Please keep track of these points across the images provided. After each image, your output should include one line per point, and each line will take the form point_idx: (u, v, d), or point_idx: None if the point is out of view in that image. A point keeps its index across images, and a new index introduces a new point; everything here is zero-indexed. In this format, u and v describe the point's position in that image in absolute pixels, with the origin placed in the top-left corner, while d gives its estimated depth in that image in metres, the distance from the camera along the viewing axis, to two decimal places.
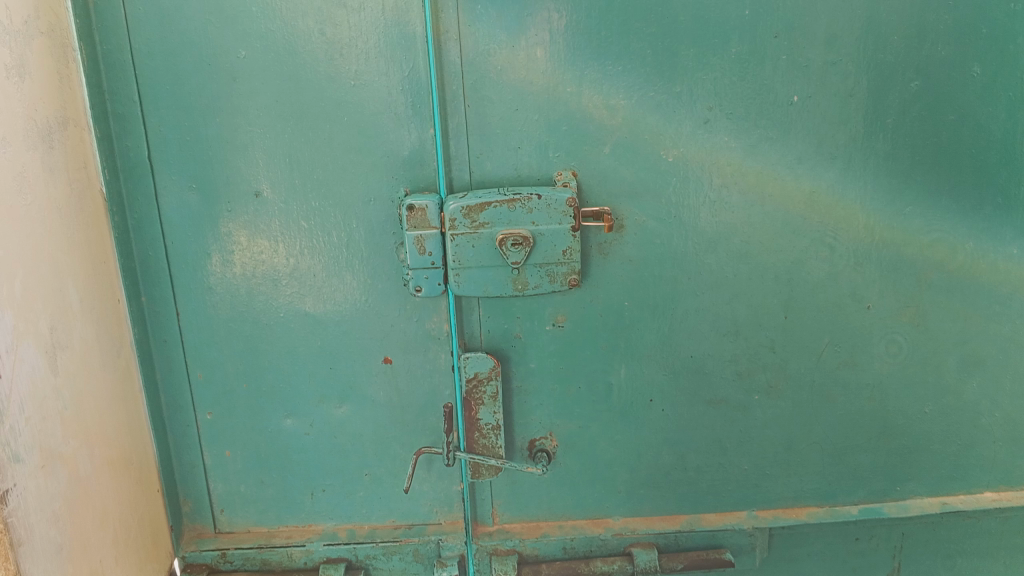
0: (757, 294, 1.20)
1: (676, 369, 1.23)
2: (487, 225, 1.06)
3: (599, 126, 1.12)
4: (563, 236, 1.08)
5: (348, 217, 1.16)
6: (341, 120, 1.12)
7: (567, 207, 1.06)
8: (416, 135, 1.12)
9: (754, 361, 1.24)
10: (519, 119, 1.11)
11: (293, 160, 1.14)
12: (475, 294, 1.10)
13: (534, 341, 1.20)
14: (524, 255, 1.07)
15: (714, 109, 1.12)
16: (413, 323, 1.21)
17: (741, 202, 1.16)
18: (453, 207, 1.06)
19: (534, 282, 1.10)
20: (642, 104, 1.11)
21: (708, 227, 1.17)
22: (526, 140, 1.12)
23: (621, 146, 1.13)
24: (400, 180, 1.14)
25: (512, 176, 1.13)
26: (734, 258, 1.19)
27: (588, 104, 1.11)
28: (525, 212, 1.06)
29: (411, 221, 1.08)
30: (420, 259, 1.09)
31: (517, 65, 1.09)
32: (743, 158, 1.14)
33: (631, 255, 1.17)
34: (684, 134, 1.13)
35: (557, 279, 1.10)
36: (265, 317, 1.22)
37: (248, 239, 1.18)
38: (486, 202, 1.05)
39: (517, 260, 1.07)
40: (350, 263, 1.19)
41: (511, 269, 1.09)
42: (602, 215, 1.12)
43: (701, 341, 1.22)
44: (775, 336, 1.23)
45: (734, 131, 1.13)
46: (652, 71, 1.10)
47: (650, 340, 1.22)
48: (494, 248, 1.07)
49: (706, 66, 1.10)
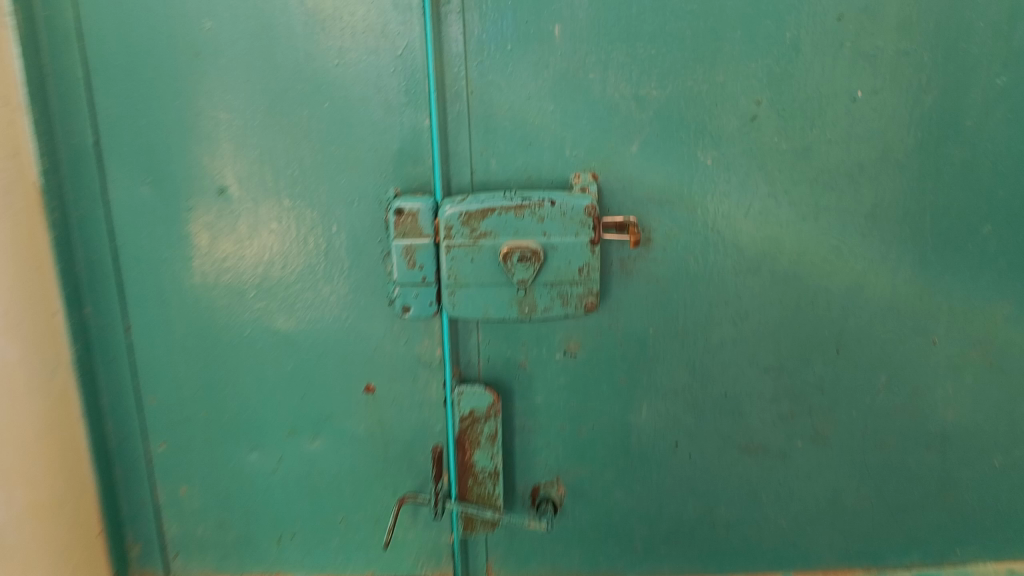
0: (806, 325, 1.03)
1: (707, 409, 1.05)
2: (489, 235, 0.89)
3: (627, 120, 0.94)
4: (580, 251, 0.90)
5: (327, 221, 0.99)
6: (322, 106, 0.95)
7: (586, 216, 0.89)
8: (408, 124, 0.94)
9: (798, 403, 1.06)
10: (531, 110, 0.93)
11: (264, 152, 0.97)
12: (472, 317, 0.92)
13: (542, 372, 1.02)
14: (533, 272, 0.89)
15: (764, 104, 0.94)
16: (401, 346, 1.03)
17: (792, 215, 0.98)
18: (448, 212, 0.88)
19: (544, 304, 0.92)
20: (678, 95, 0.93)
21: (751, 243, 0.98)
22: (538, 135, 0.94)
23: (653, 145, 0.94)
24: (390, 177, 0.97)
25: (521, 176, 0.95)
26: (779, 282, 1.00)
27: (614, 93, 0.93)
28: (534, 221, 0.88)
29: (399, 228, 0.90)
30: (409, 273, 0.92)
31: (530, 45, 0.91)
32: (795, 163, 0.96)
33: (659, 274, 0.99)
34: (727, 132, 0.95)
35: (570, 302, 0.92)
36: (229, 335, 1.05)
37: (212, 243, 1.01)
38: (488, 208, 0.88)
39: (524, 278, 0.89)
40: (328, 275, 1.01)
41: (517, 289, 0.90)
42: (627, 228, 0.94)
43: (737, 377, 1.04)
44: (824, 374, 1.05)
45: (787, 131, 0.95)
46: (692, 56, 0.92)
47: (678, 374, 1.04)
48: (497, 262, 0.89)
49: (754, 52, 0.93)
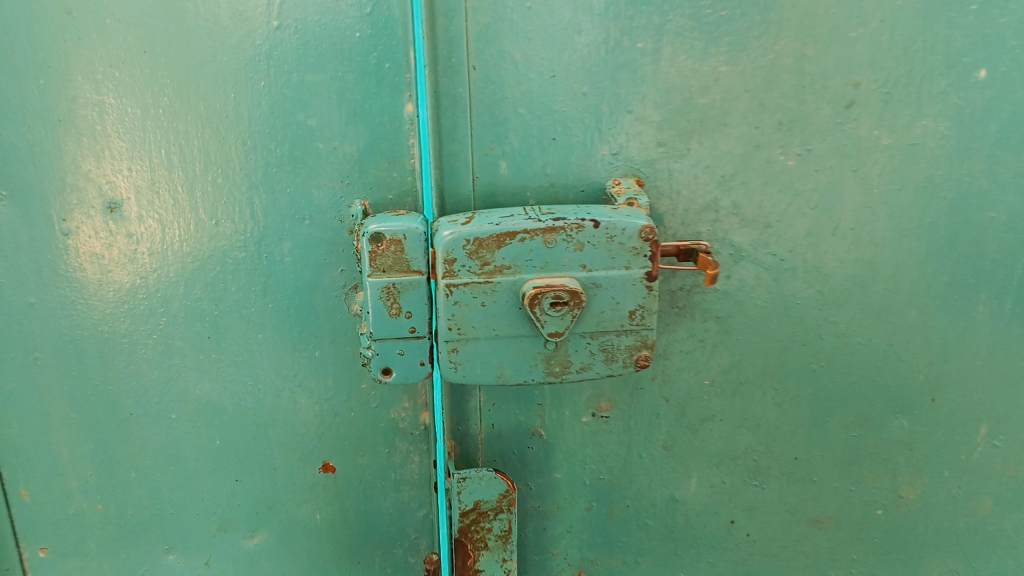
0: (894, 368, 0.80)
1: (771, 476, 0.82)
2: (506, 269, 0.61)
3: (687, 107, 0.68)
4: (631, 289, 0.63)
5: (265, 247, 0.71)
6: (256, 85, 0.66)
7: (642, 242, 0.61)
8: (381, 112, 0.67)
9: (883, 464, 0.84)
10: (558, 91, 0.67)
11: (174, 152, 0.69)
12: (480, 381, 0.65)
13: (563, 442, 0.77)
14: (569, 321, 0.62)
15: (863, 86, 0.69)
16: (371, 411, 0.77)
17: (891, 230, 0.74)
18: (446, 239, 0.60)
19: (581, 361, 0.65)
20: (756, 72, 0.67)
21: (838, 268, 0.75)
22: (568, 127, 0.68)
23: (719, 139, 0.69)
24: (354, 186, 0.69)
25: (541, 183, 0.69)
26: (870, 317, 0.77)
27: (671, 69, 0.67)
28: (570, 249, 0.61)
29: (376, 262, 0.63)
30: (392, 323, 0.65)
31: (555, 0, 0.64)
32: (900, 165, 0.72)
33: (719, 311, 0.74)
34: (817, 123, 0.70)
35: (616, 357, 0.65)
36: (132, 403, 0.77)
37: (103, 279, 0.73)
38: (505, 231, 0.60)
39: (557, 331, 0.62)
40: (269, 321, 0.74)
41: (544, 343, 0.63)
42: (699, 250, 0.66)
43: (809, 436, 0.81)
44: (911, 429, 0.83)
45: (891, 124, 0.70)
46: (774, 18, 0.66)
47: (738, 437, 0.80)
48: (518, 307, 0.62)
49: (853, 15, 0.67)
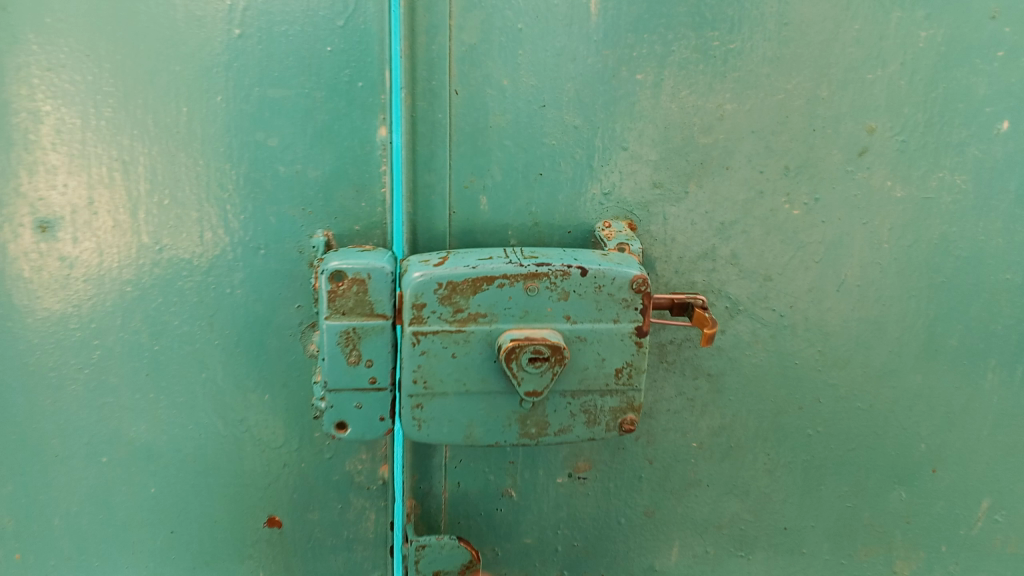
0: (892, 433, 0.73)
1: (758, 548, 0.75)
2: (482, 317, 0.52)
3: (688, 146, 0.62)
4: (619, 345, 0.54)
5: (215, 278, 0.64)
6: (212, 100, 0.60)
7: (634, 294, 0.53)
8: (351, 135, 0.60)
9: (880, 538, 0.76)
10: (547, 122, 0.60)
11: (117, 169, 0.61)
12: (446, 442, 0.56)
13: (535, 503, 0.71)
14: (550, 379, 0.53)
15: (879, 132, 0.63)
16: (324, 462, 0.69)
17: (899, 287, 0.68)
18: (416, 280, 0.51)
19: (560, 423, 0.56)
20: (765, 112, 0.62)
21: (841, 327, 0.68)
22: (556, 162, 0.61)
23: (720, 183, 0.63)
24: (316, 215, 0.62)
25: (524, 222, 0.63)
26: (871, 381, 0.71)
27: (673, 105, 0.61)
28: (554, 298, 0.53)
29: (336, 303, 0.56)
30: (350, 373, 0.58)
31: (550, 22, 0.59)
32: (913, 219, 0.66)
33: (712, 369, 0.68)
34: (827, 170, 0.64)
35: (599, 420, 0.57)
36: (57, 444, 0.68)
37: (30, 306, 0.65)
38: (483, 274, 0.52)
39: (535, 390, 0.53)
40: (217, 360, 0.66)
41: (520, 402, 0.55)
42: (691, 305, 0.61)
43: (801, 507, 0.74)
44: (910, 501, 0.75)
45: (906, 174, 0.65)
46: (787, 55, 0.61)
47: (724, 504, 0.73)
48: (492, 361, 0.53)
49: (871, 56, 0.62)
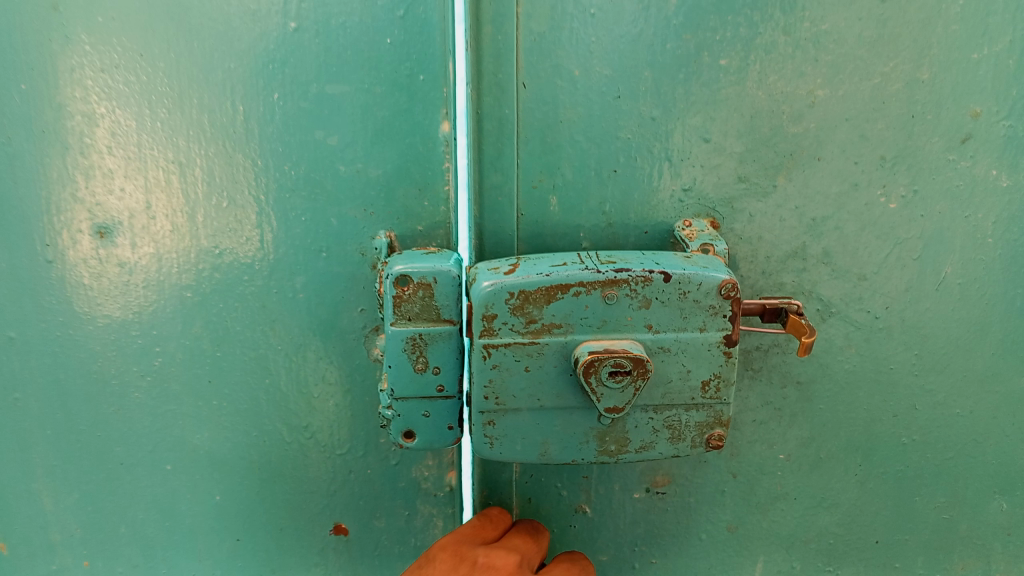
0: (997, 443, 0.67)
1: (847, 562, 0.71)
2: (556, 328, 0.49)
3: (774, 136, 0.57)
4: (706, 356, 0.50)
5: (275, 283, 0.61)
6: (269, 98, 0.57)
7: (722, 301, 0.48)
8: (413, 132, 0.57)
9: (978, 552, 0.71)
10: (622, 114, 0.56)
11: (174, 171, 0.59)
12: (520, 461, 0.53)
13: (610, 517, 0.68)
14: (632, 394, 0.49)
15: (985, 117, 0.58)
16: (390, 468, 0.67)
17: (1006, 284, 0.62)
18: (485, 290, 0.48)
19: (642, 440, 0.52)
20: (859, 98, 0.57)
21: (941, 329, 0.63)
22: (632, 157, 0.57)
23: (811, 175, 0.58)
24: (378, 215, 0.59)
25: (598, 222, 0.59)
26: (973, 386, 0.65)
27: (759, 92, 0.56)
28: (635, 306, 0.48)
29: (401, 310, 0.53)
30: (416, 381, 0.55)
31: (624, 7, 0.54)
32: (1022, 211, 0.60)
33: (800, 376, 0.63)
34: (928, 160, 0.58)
35: (684, 436, 0.52)
36: (122, 451, 0.68)
37: (91, 312, 0.64)
38: (557, 282, 0.48)
39: (617, 407, 0.49)
40: (279, 366, 0.64)
41: (599, 418, 0.51)
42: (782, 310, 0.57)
43: (894, 518, 0.69)
44: (1012, 512, 0.70)
45: (1014, 163, 0.59)
46: (884, 35, 0.56)
47: (811, 518, 0.69)
48: (570, 376, 0.50)
49: (978, 33, 0.56)
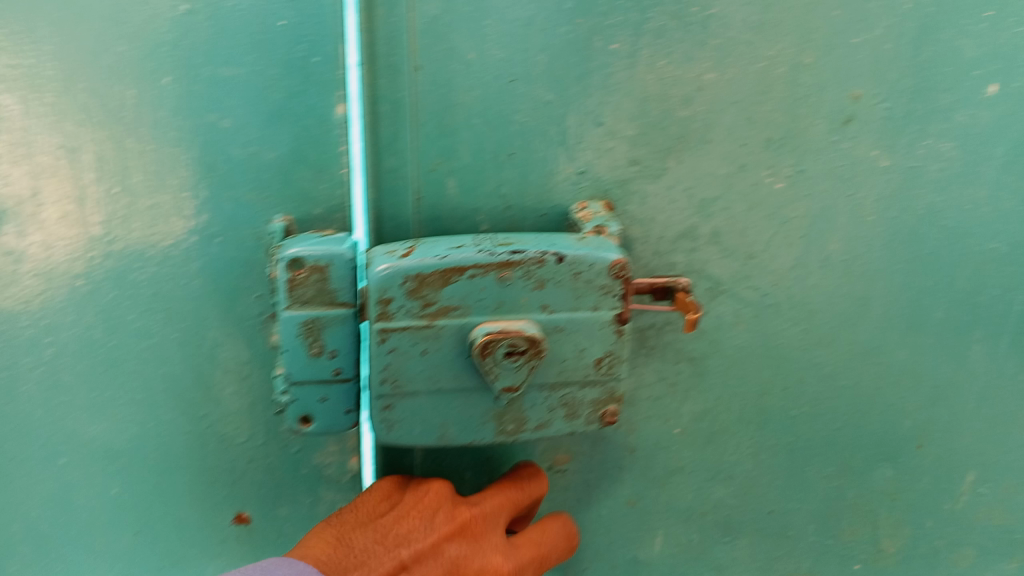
0: (879, 413, 0.71)
1: (743, 531, 0.74)
2: (453, 311, 0.49)
3: (666, 119, 0.59)
4: (599, 335, 0.51)
5: (170, 271, 0.60)
6: (159, 81, 0.55)
7: (613, 280, 0.50)
8: (308, 115, 0.56)
9: (864, 516, 0.75)
10: (517, 97, 0.57)
11: (63, 158, 0.57)
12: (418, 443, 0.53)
13: None
14: (527, 373, 0.50)
15: (865, 101, 0.60)
16: (291, 456, 0.67)
17: (886, 261, 0.65)
18: (381, 274, 0.47)
19: (539, 418, 0.53)
20: (746, 82, 0.59)
21: (826, 304, 0.66)
22: (526, 140, 0.58)
23: (701, 158, 0.60)
24: (274, 199, 0.58)
25: (495, 205, 0.59)
26: (857, 358, 0.68)
27: (650, 76, 0.57)
28: (530, 288, 0.49)
29: (295, 295, 0.53)
30: (312, 365, 0.54)
31: None
32: (899, 190, 0.63)
33: (694, 352, 0.65)
34: (811, 142, 0.61)
35: (580, 413, 0.54)
36: (13, 447, 0.65)
37: None
38: (453, 265, 0.48)
39: (513, 386, 0.50)
40: (176, 354, 0.62)
41: (497, 398, 0.52)
42: (673, 291, 0.59)
43: (786, 488, 0.72)
44: (895, 477, 0.73)
45: (891, 144, 0.62)
46: (768, 20, 0.57)
47: (708, 490, 0.71)
48: (467, 358, 0.50)
49: (858, 19, 0.58)
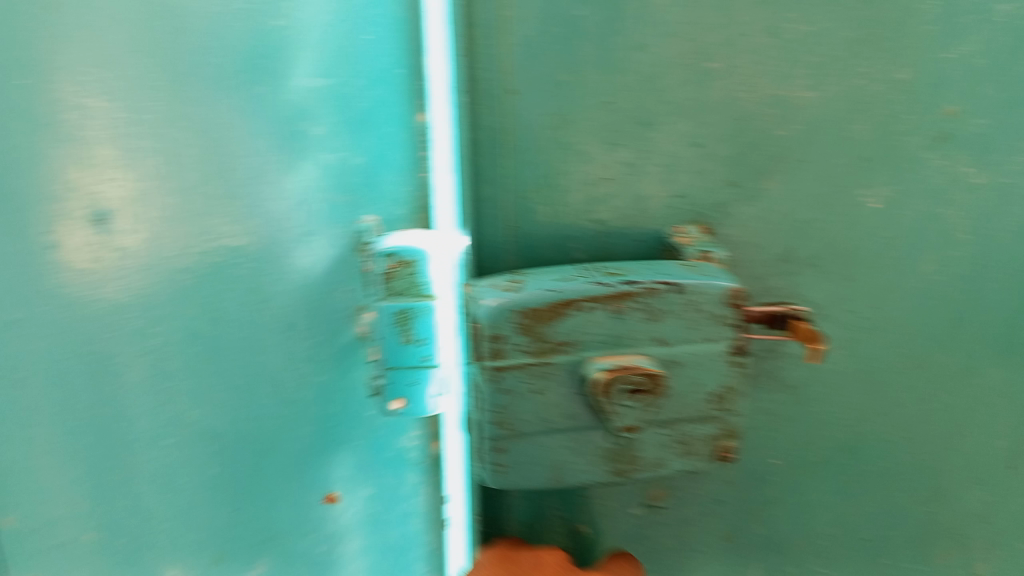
0: (974, 436, 0.67)
1: (840, 562, 0.72)
2: (565, 347, 0.48)
3: (763, 140, 0.57)
4: (715, 366, 0.50)
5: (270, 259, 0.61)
6: (252, 85, 0.57)
7: (728, 309, 0.49)
8: (389, 121, 0.63)
9: (955, 542, 0.71)
10: (613, 121, 0.57)
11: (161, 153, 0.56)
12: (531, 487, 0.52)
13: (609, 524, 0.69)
14: (645, 408, 0.49)
15: (961, 116, 0.57)
16: (376, 443, 0.70)
17: (980, 280, 0.62)
18: (491, 309, 0.47)
19: (657, 459, 0.51)
20: (842, 101, 0.57)
21: (921, 325, 0.63)
22: (628, 165, 0.58)
23: (798, 179, 0.59)
24: (361, 200, 0.64)
25: (590, 230, 0.60)
26: (949, 379, 0.65)
27: (745, 95, 0.56)
28: (643, 321, 0.48)
29: (391, 285, 0.59)
30: (405, 351, 0.60)
31: (615, 12, 0.54)
32: (995, 210, 0.60)
33: (794, 379, 0.65)
34: (905, 158, 0.59)
35: (698, 451, 0.52)
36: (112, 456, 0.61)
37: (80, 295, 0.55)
38: (564, 299, 0.47)
39: (633, 422, 0.49)
40: (270, 346, 0.63)
41: (615, 438, 0.50)
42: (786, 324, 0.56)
43: (880, 515, 0.70)
44: (989, 502, 0.69)
45: (986, 160, 0.59)
46: (864, 36, 0.56)
47: (806, 519, 0.70)
48: (582, 397, 0.49)
49: (954, 32, 0.55)
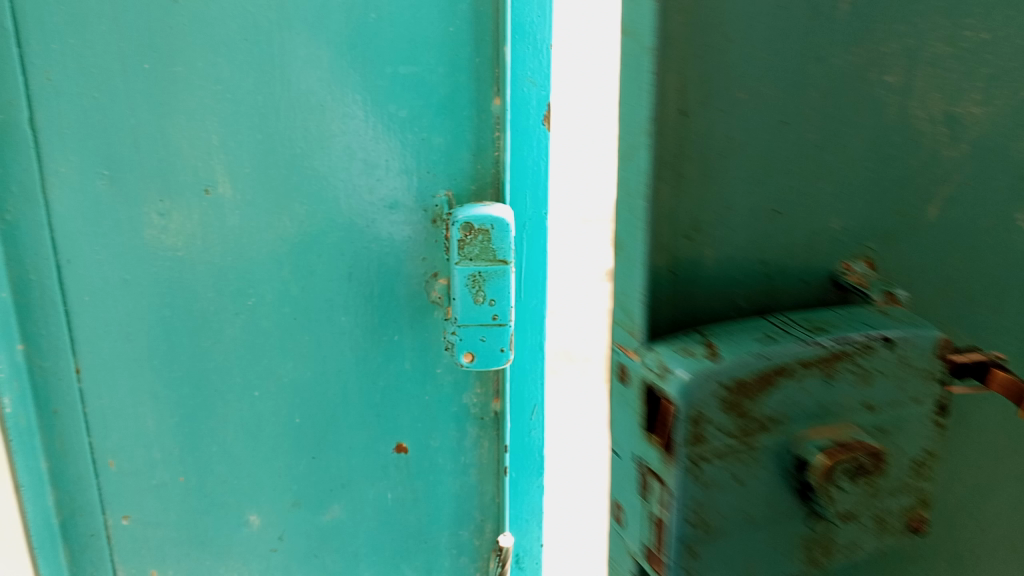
0: None
1: None
2: (772, 422, 0.40)
3: (930, 162, 0.50)
4: (918, 430, 0.44)
5: None
6: None
7: (936, 361, 0.43)
8: None
9: None
10: (787, 144, 0.45)
11: None
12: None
13: None
14: (864, 490, 0.41)
15: None
16: None
17: None
18: (688, 378, 0.38)
19: (859, 547, 0.43)
20: (1006, 116, 0.51)
21: None
22: (798, 193, 0.46)
23: (961, 205, 0.51)
24: None
25: (753, 272, 0.46)
26: None
27: (920, 112, 0.49)
28: (852, 386, 0.42)
29: None
30: None
31: (797, 11, 0.43)
32: None
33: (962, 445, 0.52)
34: None
35: (897, 533, 0.45)
36: None
37: None
38: (773, 362, 0.40)
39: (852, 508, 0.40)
40: None
41: (815, 527, 0.42)
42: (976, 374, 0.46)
43: None
44: None
45: None
46: None
47: None
48: (784, 479, 0.41)
49: None
